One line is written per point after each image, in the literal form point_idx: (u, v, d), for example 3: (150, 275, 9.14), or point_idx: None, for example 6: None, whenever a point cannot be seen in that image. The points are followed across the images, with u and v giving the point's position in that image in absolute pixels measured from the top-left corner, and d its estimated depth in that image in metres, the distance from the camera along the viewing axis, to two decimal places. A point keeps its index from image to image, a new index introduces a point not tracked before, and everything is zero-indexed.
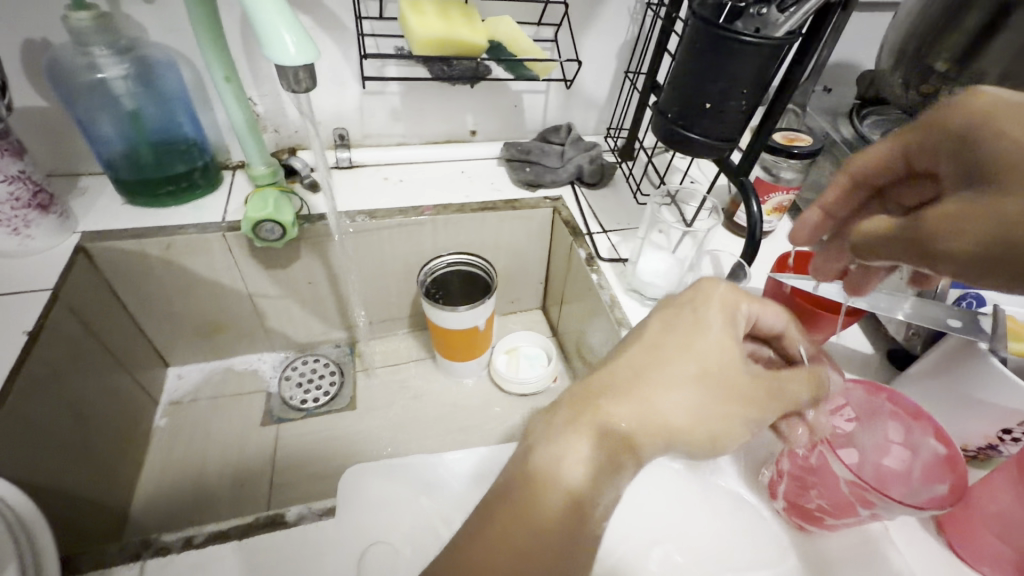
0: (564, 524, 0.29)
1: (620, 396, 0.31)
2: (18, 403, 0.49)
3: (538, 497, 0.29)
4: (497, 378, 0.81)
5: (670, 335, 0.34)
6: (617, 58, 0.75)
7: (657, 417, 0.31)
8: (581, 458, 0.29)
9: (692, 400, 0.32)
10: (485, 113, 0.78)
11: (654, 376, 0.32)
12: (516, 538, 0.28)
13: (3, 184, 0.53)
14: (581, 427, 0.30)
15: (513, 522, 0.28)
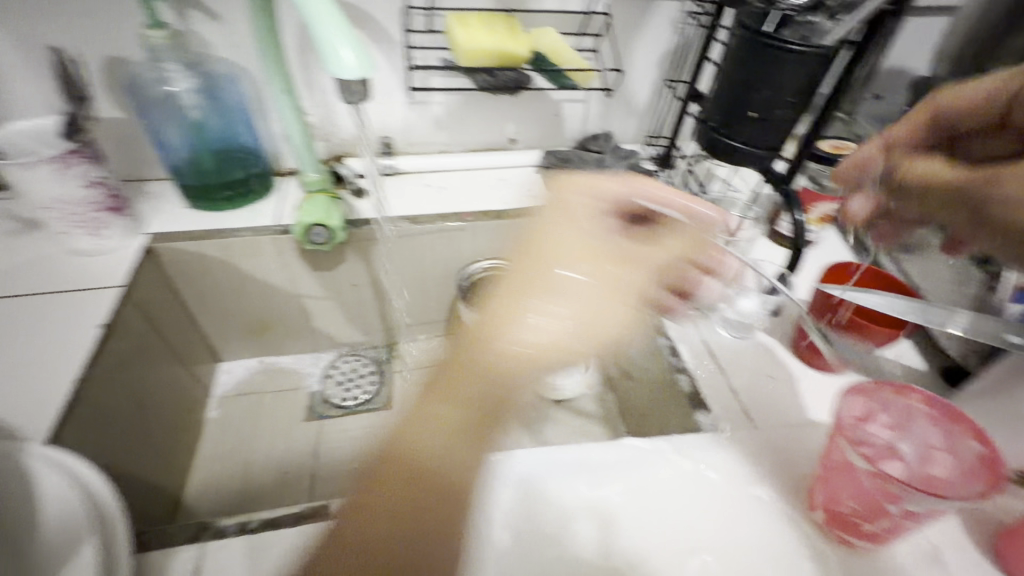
0: (445, 490, 0.39)
1: (473, 347, 0.45)
2: (94, 389, 0.53)
3: (421, 437, 0.41)
4: (530, 382, 0.82)
5: (510, 294, 0.48)
6: (659, 67, 0.76)
7: (465, 372, 0.44)
8: (436, 410, 0.43)
9: (560, 316, 0.47)
10: (525, 121, 0.80)
11: (527, 305, 0.47)
12: (411, 463, 0.39)
13: (86, 187, 0.58)
14: (435, 408, 0.42)
15: (364, 514, 0.37)
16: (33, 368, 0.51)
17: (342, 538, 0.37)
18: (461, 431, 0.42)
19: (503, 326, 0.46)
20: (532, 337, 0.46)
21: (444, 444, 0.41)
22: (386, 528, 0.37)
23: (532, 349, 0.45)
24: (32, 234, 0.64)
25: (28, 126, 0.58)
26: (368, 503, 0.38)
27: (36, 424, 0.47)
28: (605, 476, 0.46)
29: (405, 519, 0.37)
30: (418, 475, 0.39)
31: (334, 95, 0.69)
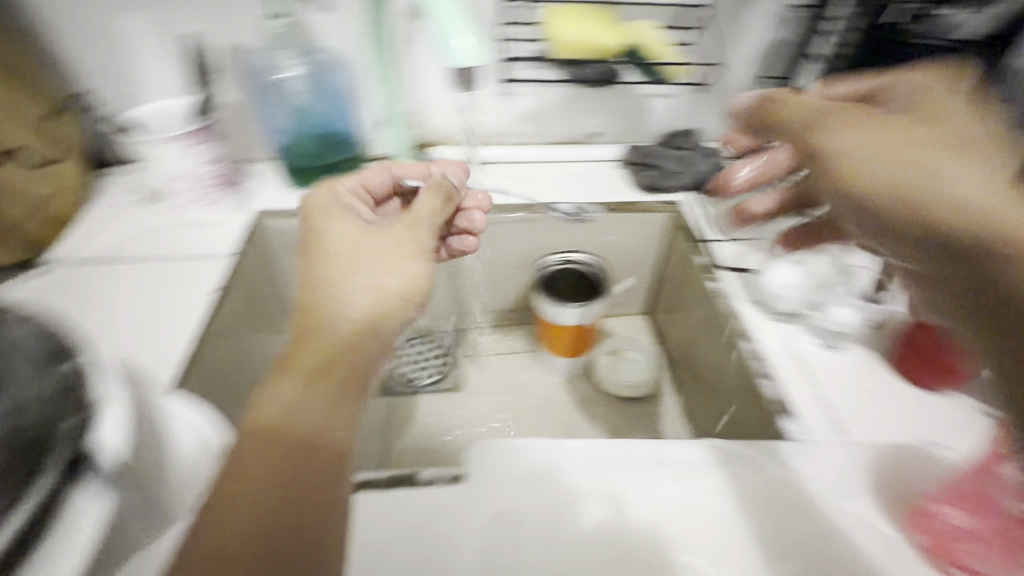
0: (330, 463, 0.36)
1: (301, 331, 0.43)
2: (208, 347, 0.58)
3: (277, 409, 0.37)
4: (598, 378, 0.81)
5: (332, 274, 0.46)
6: (755, 64, 0.73)
7: (301, 357, 0.41)
8: (297, 386, 0.39)
9: (357, 301, 0.45)
10: (610, 116, 0.79)
11: (330, 292, 0.45)
12: (284, 436, 0.36)
13: (206, 164, 0.65)
14: (284, 382, 0.39)
15: (246, 485, 0.33)
16: (159, 324, 0.57)
17: (222, 498, 0.33)
18: (338, 390, 0.40)
19: (326, 307, 0.44)
20: (363, 316, 0.44)
21: (301, 400, 0.38)
22: (270, 493, 0.33)
23: (353, 329, 0.43)
24: (156, 204, 0.71)
25: (157, 107, 0.62)
26: (229, 487, 0.33)
27: (164, 374, 0.52)
28: (690, 471, 0.47)
29: (259, 486, 0.33)
30: (281, 435, 0.36)
31: (428, 85, 0.72)
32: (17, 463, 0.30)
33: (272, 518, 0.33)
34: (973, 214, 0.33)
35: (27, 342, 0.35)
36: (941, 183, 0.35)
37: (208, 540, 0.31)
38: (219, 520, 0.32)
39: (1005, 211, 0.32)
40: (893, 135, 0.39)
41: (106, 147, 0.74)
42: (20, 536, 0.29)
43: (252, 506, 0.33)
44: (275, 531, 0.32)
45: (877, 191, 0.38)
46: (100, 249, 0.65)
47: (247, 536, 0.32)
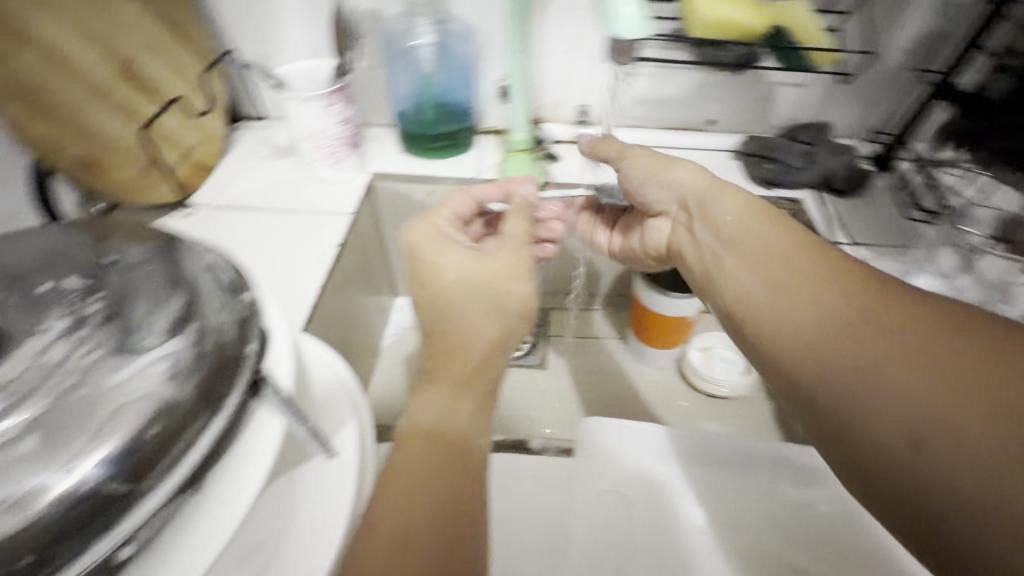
0: (472, 471, 0.38)
1: (435, 355, 0.44)
2: (327, 297, 0.61)
3: (427, 417, 0.40)
4: (687, 372, 0.79)
5: (451, 298, 0.46)
6: (908, 53, 0.67)
7: (440, 373, 0.43)
8: (451, 398, 0.41)
9: (483, 323, 0.45)
10: (732, 102, 0.75)
11: (455, 317, 0.45)
12: (439, 440, 0.39)
13: (338, 124, 0.66)
14: (432, 391, 0.42)
15: (405, 481, 0.36)
16: (288, 271, 0.61)
17: (387, 496, 0.36)
18: (476, 404, 0.42)
19: (457, 330, 0.45)
20: (490, 341, 0.44)
21: (445, 414, 0.40)
22: (431, 493, 0.36)
23: (482, 352, 0.44)
24: (284, 159, 0.76)
25: (303, 66, 0.67)
26: (395, 487, 0.36)
27: (293, 317, 0.56)
28: (810, 480, 0.55)
29: (415, 491, 0.36)
30: (443, 437, 0.39)
31: (550, 58, 0.71)
32: (212, 380, 0.31)
33: (427, 515, 0.35)
34: (833, 350, 0.39)
35: (210, 269, 0.37)
36: (779, 292, 0.45)
37: (376, 535, 0.34)
38: (390, 515, 0.35)
39: (858, 346, 0.38)
40: (778, 244, 0.47)
41: (243, 102, 0.80)
42: (212, 449, 0.31)
43: (420, 504, 0.35)
44: (437, 525, 0.35)
45: (744, 299, 0.47)
46: (234, 197, 0.70)
47: (413, 528, 0.34)
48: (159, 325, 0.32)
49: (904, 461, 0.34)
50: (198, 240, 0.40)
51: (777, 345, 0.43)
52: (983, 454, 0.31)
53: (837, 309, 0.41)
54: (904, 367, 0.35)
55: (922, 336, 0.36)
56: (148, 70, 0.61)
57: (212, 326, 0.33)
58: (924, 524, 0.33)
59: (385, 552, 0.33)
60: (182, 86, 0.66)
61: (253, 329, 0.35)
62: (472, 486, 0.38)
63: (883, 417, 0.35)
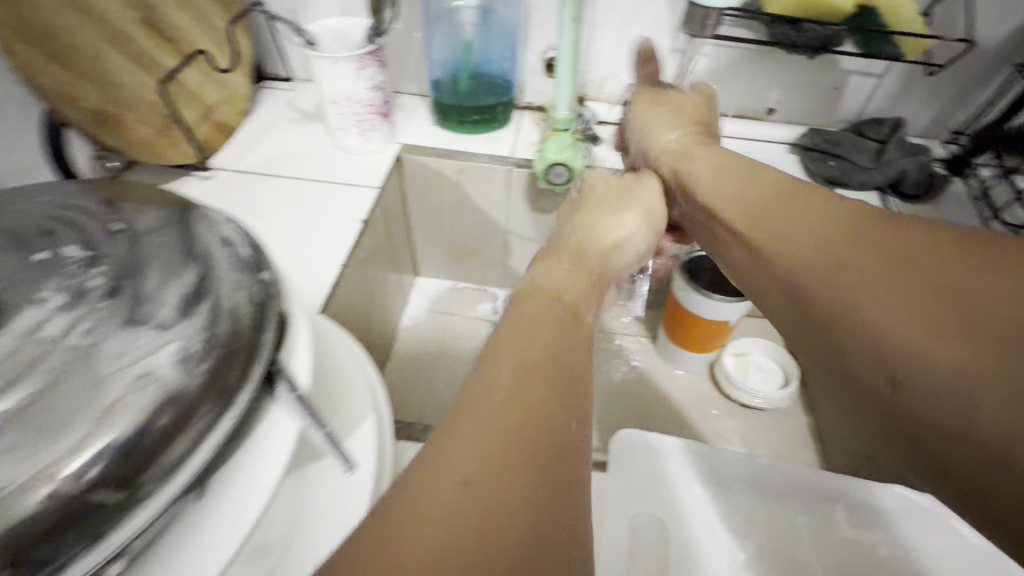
0: (574, 370, 0.30)
1: (565, 243, 0.43)
2: (348, 275, 0.58)
3: (528, 363, 0.29)
4: (720, 378, 0.75)
5: (591, 204, 0.48)
6: (1004, 44, 0.60)
7: (534, 301, 0.34)
8: (573, 272, 0.39)
9: (625, 216, 0.48)
10: (797, 90, 0.69)
11: (596, 216, 0.46)
12: (545, 401, 0.27)
13: (369, 90, 0.61)
14: (554, 262, 0.39)
15: (512, 350, 0.29)
16: (308, 245, 0.57)
17: (458, 460, 0.24)
18: (592, 284, 0.39)
19: (598, 225, 0.46)
20: (627, 247, 0.46)
21: (583, 295, 0.37)
22: (536, 467, 0.25)
23: (613, 240, 0.45)
24: (310, 125, 0.72)
25: (335, 24, 0.62)
26: (482, 443, 0.25)
27: (310, 295, 0.53)
28: (872, 523, 0.51)
29: (528, 365, 0.29)
30: (553, 318, 0.33)
31: (600, 30, 0.65)
32: (222, 371, 0.28)
33: (502, 413, 0.26)
34: (821, 270, 0.34)
35: (226, 243, 0.34)
36: (769, 227, 0.39)
37: (441, 498, 0.23)
38: (461, 480, 0.24)
39: (844, 263, 0.33)
40: (760, 182, 0.43)
41: (269, 61, 0.75)
42: (219, 449, 0.27)
43: (513, 481, 0.24)
44: (536, 412, 0.27)
45: (733, 241, 0.42)
46: (255, 162, 0.66)
47: (500, 507, 0.23)
48: (166, 305, 0.28)
49: (920, 390, 0.26)
50: (214, 207, 0.36)
51: (767, 280, 0.38)
52: (965, 359, 0.26)
53: (819, 229, 0.36)
54: (882, 276, 0.31)
55: (909, 253, 0.31)
56: (170, 19, 0.57)
57: (224, 309, 0.30)
58: (931, 452, 0.26)
59: (468, 441, 0.25)
60: (205, 39, 0.62)
61: (268, 315, 0.32)
62: (571, 379, 0.30)
63: (875, 336, 0.29)
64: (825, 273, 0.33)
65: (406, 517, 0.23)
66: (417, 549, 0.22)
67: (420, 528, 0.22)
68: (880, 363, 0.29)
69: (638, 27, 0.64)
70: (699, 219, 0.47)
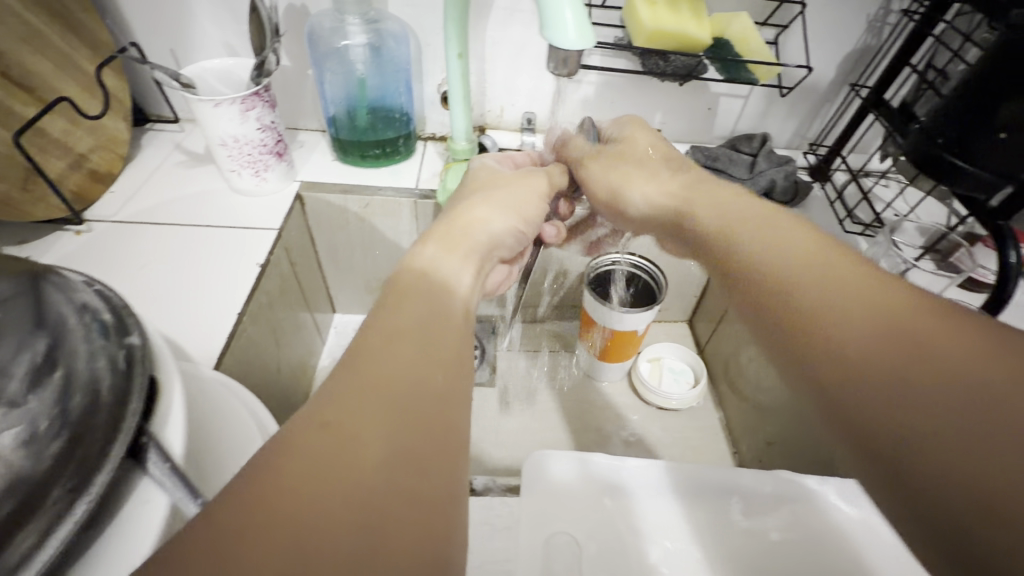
0: (440, 326, 0.33)
1: (435, 229, 0.43)
2: (248, 323, 0.55)
3: (391, 360, 0.29)
4: (637, 385, 0.78)
5: (469, 189, 0.51)
6: (840, 68, 0.69)
7: (404, 277, 0.37)
8: (449, 255, 0.40)
9: (501, 203, 0.49)
10: (677, 112, 0.75)
11: (473, 201, 0.48)
12: (405, 401, 0.28)
13: (258, 130, 0.60)
14: (423, 245, 0.41)
15: (392, 321, 0.32)
16: (197, 297, 0.54)
17: (306, 448, 0.25)
18: (465, 261, 0.41)
19: (475, 206, 0.47)
20: (503, 226, 0.47)
21: (459, 272, 0.40)
22: (390, 450, 0.26)
23: (480, 222, 0.45)
24: (200, 168, 0.68)
25: (217, 65, 0.60)
26: (330, 432, 0.25)
27: (203, 348, 0.50)
28: None
29: (396, 334, 0.31)
30: (429, 289, 0.36)
31: (491, 63, 0.68)
32: (81, 453, 0.26)
33: (389, 388, 0.28)
34: (812, 300, 0.31)
35: (85, 308, 0.31)
36: (764, 246, 0.36)
37: (290, 486, 0.23)
38: (308, 467, 0.24)
39: (835, 297, 0.30)
40: (751, 207, 0.41)
41: (151, 102, 0.72)
42: (77, 537, 0.25)
43: (368, 471, 0.24)
44: (414, 379, 0.29)
45: (725, 273, 0.39)
46: (138, 211, 0.62)
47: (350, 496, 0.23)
48: (8, 382, 0.25)
49: (934, 454, 0.23)
50: (72, 270, 0.34)
51: (761, 317, 0.34)
52: (960, 404, 0.24)
53: (812, 259, 0.33)
54: (883, 319, 0.28)
55: (921, 312, 0.27)
56: (24, 64, 0.53)
57: (82, 381, 0.27)
58: (936, 542, 0.22)
59: (338, 412, 0.26)
60: (68, 83, 0.57)
61: (129, 385, 0.29)
62: (440, 335, 0.33)
63: (880, 379, 0.26)
64: (821, 302, 0.31)
65: (244, 501, 0.23)
66: (257, 537, 0.21)
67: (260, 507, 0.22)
68: (882, 413, 0.25)
69: (526, 59, 0.68)
70: (687, 233, 0.46)
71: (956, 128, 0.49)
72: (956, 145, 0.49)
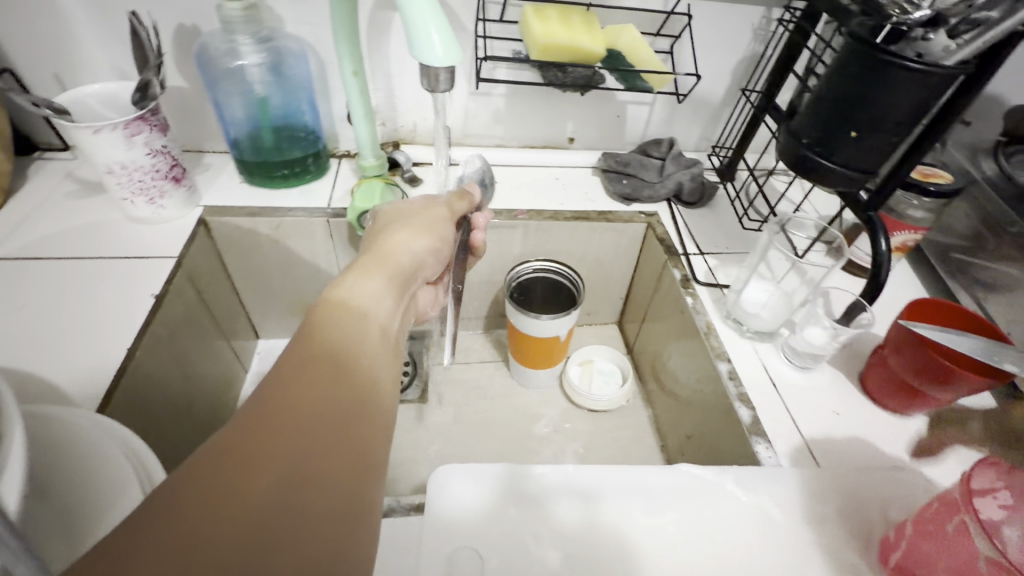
0: (362, 350, 0.33)
1: (357, 259, 0.43)
2: (144, 358, 0.52)
3: (318, 377, 0.29)
4: (568, 389, 0.79)
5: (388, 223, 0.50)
6: (733, 75, 0.72)
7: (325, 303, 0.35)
8: (364, 282, 0.39)
9: (417, 231, 0.49)
10: (587, 121, 0.77)
11: (393, 232, 0.48)
12: (334, 419, 0.27)
13: (149, 156, 0.57)
14: (346, 273, 0.40)
15: (315, 341, 0.31)
16: (85, 336, 0.51)
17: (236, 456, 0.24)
18: (386, 284, 0.40)
19: (395, 236, 0.47)
20: (421, 249, 0.47)
21: (377, 298, 0.38)
22: (319, 465, 0.25)
23: (400, 249, 0.45)
24: (93, 197, 0.65)
25: (100, 89, 0.57)
26: (255, 447, 0.24)
27: (87, 388, 0.47)
28: None
29: (326, 355, 0.30)
30: (353, 314, 0.35)
31: (398, 79, 0.68)
32: None
33: (318, 405, 0.27)
34: None
35: None
36: None
37: (211, 500, 0.22)
38: (233, 479, 0.23)
39: None
40: None
41: (36, 130, 0.68)
42: None
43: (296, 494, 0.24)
44: (342, 398, 0.29)
45: None
46: (21, 246, 0.58)
47: (278, 506, 0.23)
48: None
49: None
50: None
51: None
52: None
53: None
54: None
55: None
56: None
57: None
58: None
59: (263, 432, 0.25)
60: None
61: None
62: (364, 357, 0.32)
63: None
64: None
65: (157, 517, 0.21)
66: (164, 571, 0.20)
67: (180, 523, 0.21)
68: None
69: None
70: None
71: (818, 126, 0.52)
72: (818, 143, 0.53)
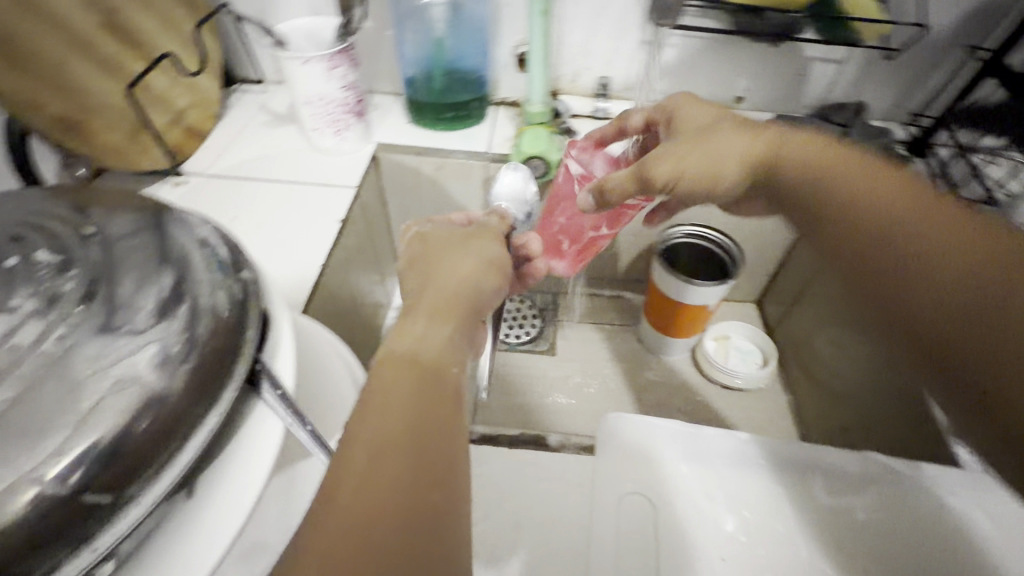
0: (435, 385, 0.30)
1: (422, 297, 0.37)
2: (330, 275, 0.57)
3: (382, 448, 0.26)
4: (701, 362, 0.77)
5: (433, 254, 0.41)
6: (955, 28, 0.62)
7: (389, 356, 0.31)
8: (434, 332, 0.34)
9: (476, 253, 0.42)
10: (764, 78, 0.70)
11: (457, 259, 0.41)
12: (407, 489, 0.25)
13: (341, 89, 0.61)
14: (409, 319, 0.35)
15: (377, 401, 0.28)
16: (288, 247, 0.57)
17: (327, 530, 0.24)
18: (457, 333, 0.35)
19: (458, 266, 0.40)
20: (493, 283, 0.41)
21: (452, 345, 0.33)
22: (404, 548, 0.24)
23: (467, 284, 0.39)
24: (282, 127, 0.71)
25: (304, 24, 0.62)
26: (340, 544, 0.23)
27: (291, 295, 0.52)
28: (855, 486, 0.49)
29: (387, 416, 0.27)
30: (422, 354, 0.31)
31: (571, 23, 0.66)
32: (210, 373, 0.28)
33: (388, 479, 0.25)
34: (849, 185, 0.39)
35: (203, 244, 0.33)
36: None
37: None
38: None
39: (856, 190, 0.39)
40: None
41: (237, 63, 0.74)
42: (208, 446, 0.28)
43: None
44: (414, 455, 0.26)
45: None
46: (230, 167, 0.65)
47: None
48: (138, 310, 0.27)
49: None
50: (189, 211, 0.35)
51: None
52: None
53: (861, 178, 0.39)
54: (913, 206, 0.36)
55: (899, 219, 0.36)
56: (134, 22, 0.56)
57: (206, 311, 0.29)
58: None
59: (340, 525, 0.24)
60: (170, 43, 0.60)
61: (239, 316, 0.31)
62: (433, 399, 0.29)
63: (917, 259, 0.34)
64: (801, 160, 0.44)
65: None
66: None
67: None
68: None
69: (606, 19, 0.65)
70: None
71: None
72: None
